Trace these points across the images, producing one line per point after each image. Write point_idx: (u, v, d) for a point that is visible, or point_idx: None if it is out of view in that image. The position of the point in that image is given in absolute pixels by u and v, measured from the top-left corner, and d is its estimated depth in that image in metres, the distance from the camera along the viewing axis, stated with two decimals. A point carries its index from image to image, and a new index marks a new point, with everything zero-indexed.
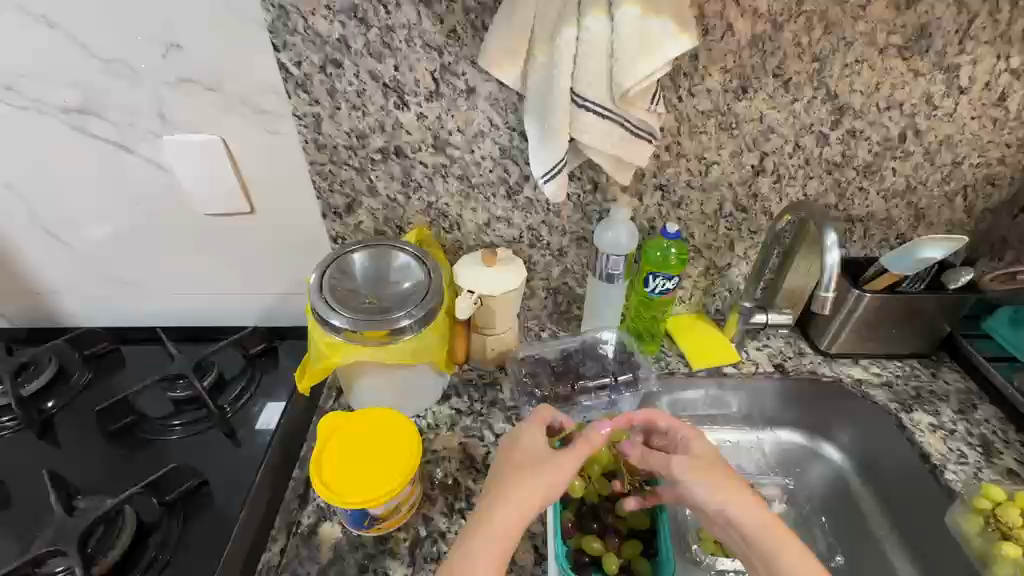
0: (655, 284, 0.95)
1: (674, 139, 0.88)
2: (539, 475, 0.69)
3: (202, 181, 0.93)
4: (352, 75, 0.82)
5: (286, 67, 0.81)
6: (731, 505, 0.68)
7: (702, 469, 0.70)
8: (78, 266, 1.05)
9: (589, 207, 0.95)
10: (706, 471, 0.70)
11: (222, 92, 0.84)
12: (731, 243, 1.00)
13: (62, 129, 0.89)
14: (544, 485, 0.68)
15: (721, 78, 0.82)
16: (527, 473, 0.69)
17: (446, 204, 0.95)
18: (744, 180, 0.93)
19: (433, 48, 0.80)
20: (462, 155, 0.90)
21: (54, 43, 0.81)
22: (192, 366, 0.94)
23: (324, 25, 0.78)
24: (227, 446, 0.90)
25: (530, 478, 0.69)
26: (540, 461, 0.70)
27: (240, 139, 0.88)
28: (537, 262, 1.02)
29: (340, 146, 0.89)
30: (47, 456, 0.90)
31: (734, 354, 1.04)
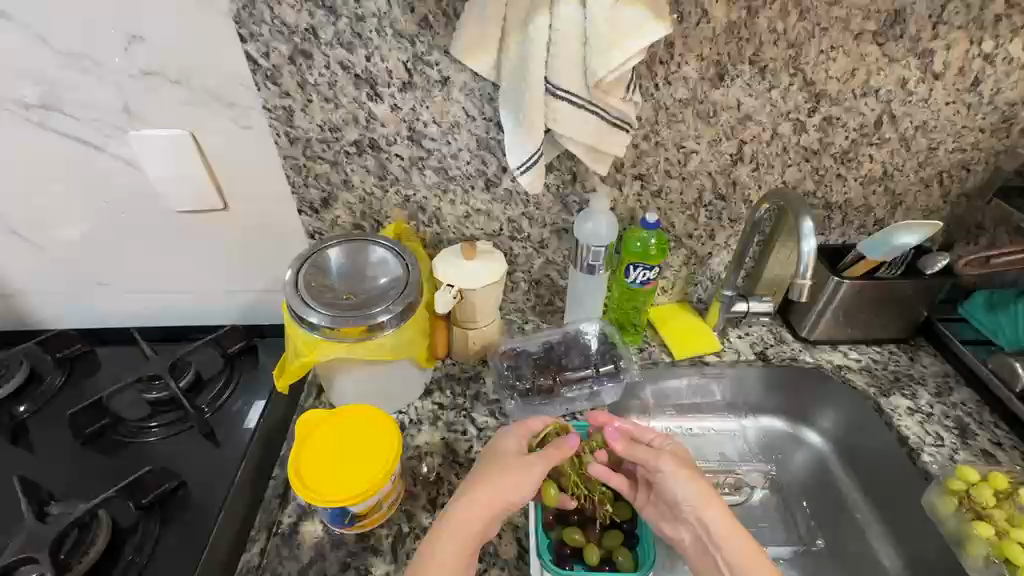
0: (635, 275, 0.95)
1: (652, 128, 0.87)
2: (511, 475, 0.69)
3: (174, 179, 0.91)
4: (322, 66, 0.80)
5: (254, 58, 0.79)
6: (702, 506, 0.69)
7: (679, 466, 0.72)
8: (51, 267, 1.02)
9: (569, 198, 0.94)
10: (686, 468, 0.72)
11: (189, 85, 0.81)
12: (712, 232, 1.00)
13: (24, 125, 0.86)
14: (515, 485, 0.69)
15: (698, 66, 0.82)
16: (500, 472, 0.69)
17: (424, 197, 0.93)
18: (722, 169, 0.92)
19: (404, 37, 0.78)
20: (439, 148, 0.88)
21: (9, 35, 0.78)
22: (169, 367, 0.93)
23: (292, 14, 0.76)
24: (206, 446, 0.89)
25: (505, 478, 0.69)
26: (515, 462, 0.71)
27: (209, 133, 0.86)
28: (518, 254, 1.01)
29: (313, 139, 0.87)
30: (20, 462, 0.88)
31: (715, 343, 1.04)
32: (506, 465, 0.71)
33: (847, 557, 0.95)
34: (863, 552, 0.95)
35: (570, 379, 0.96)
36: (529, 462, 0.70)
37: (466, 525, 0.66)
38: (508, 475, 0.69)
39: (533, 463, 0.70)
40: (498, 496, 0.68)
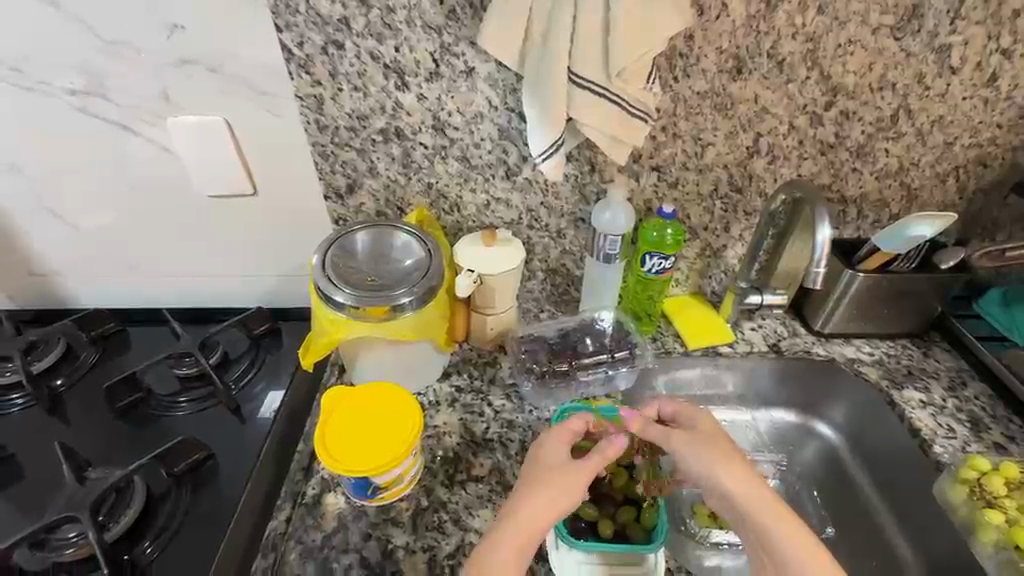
0: (651, 264, 0.97)
1: (670, 120, 0.89)
2: (570, 482, 0.70)
3: (206, 164, 0.94)
4: (354, 56, 0.84)
5: (289, 48, 0.83)
6: (734, 485, 0.71)
7: (700, 445, 0.75)
8: (85, 249, 1.06)
9: (587, 188, 0.97)
10: (706, 447, 0.75)
11: (224, 73, 0.85)
12: (727, 224, 1.02)
13: (68, 110, 0.90)
14: (581, 489, 0.71)
15: (716, 59, 0.84)
16: (538, 487, 0.70)
17: (447, 185, 0.96)
18: (738, 161, 0.94)
19: (433, 28, 0.81)
20: (462, 137, 0.91)
21: (57, 24, 0.82)
22: (198, 345, 0.97)
23: (327, 6, 0.79)
24: (234, 422, 0.92)
25: (544, 493, 0.69)
26: (565, 469, 0.72)
27: (243, 121, 0.90)
28: (536, 243, 1.04)
29: (342, 127, 0.90)
30: (57, 431, 0.92)
31: (728, 334, 1.06)
32: (557, 470, 0.72)
33: (858, 546, 0.96)
34: (873, 542, 0.96)
35: (585, 364, 0.98)
36: (569, 477, 0.71)
37: (519, 537, 0.66)
38: (555, 490, 0.69)
39: (568, 480, 0.70)
40: (538, 516, 0.68)
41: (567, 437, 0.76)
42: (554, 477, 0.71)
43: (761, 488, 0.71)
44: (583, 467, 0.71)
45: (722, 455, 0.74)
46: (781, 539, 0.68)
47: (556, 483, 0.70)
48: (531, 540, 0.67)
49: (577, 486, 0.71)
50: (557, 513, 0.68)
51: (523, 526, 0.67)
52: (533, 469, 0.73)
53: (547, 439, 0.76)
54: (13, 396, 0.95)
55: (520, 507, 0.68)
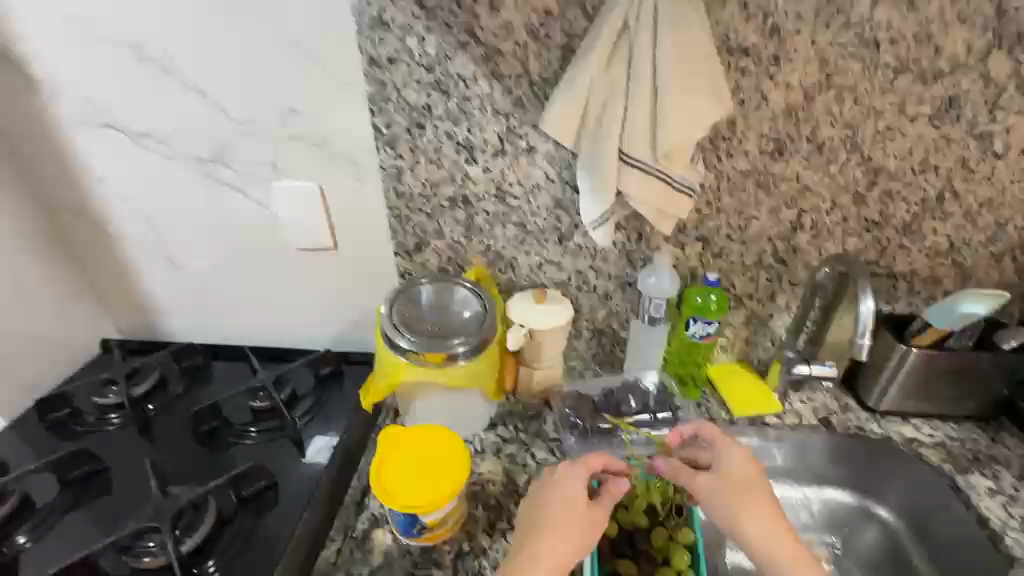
0: (695, 328, 1.01)
1: (714, 196, 0.96)
2: (584, 526, 0.74)
3: (297, 221, 1.09)
4: (432, 135, 0.96)
5: (379, 128, 0.96)
6: (756, 534, 0.72)
7: (727, 492, 0.75)
8: (188, 289, 1.22)
9: (633, 254, 1.04)
10: (734, 494, 0.75)
11: (324, 147, 1.00)
12: (772, 294, 1.06)
13: (195, 174, 1.07)
14: (594, 532, 0.74)
15: (758, 142, 0.90)
16: (552, 528, 0.73)
17: (504, 247, 1.06)
18: (782, 235, 0.99)
19: (501, 113, 0.92)
20: (521, 205, 1.01)
21: (199, 107, 1.00)
22: (273, 380, 1.08)
23: (413, 95, 0.92)
24: (294, 453, 1.00)
25: (555, 535, 0.72)
26: (581, 511, 0.75)
27: (334, 188, 1.05)
28: (584, 304, 1.10)
29: (416, 194, 1.02)
30: (144, 450, 1.03)
31: (778, 406, 1.06)
32: (575, 511, 0.75)
33: None
34: None
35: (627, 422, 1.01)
36: (585, 521, 0.74)
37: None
38: (569, 531, 0.73)
39: (582, 523, 0.74)
40: (552, 559, 0.70)
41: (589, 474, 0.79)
42: (569, 518, 0.74)
43: (791, 544, 0.72)
44: (598, 510, 0.76)
45: (748, 503, 0.74)
46: None
47: (572, 524, 0.73)
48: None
49: (591, 527, 0.74)
50: (569, 557, 0.71)
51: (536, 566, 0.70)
52: (552, 507, 0.75)
53: (569, 473, 0.79)
54: (112, 416, 1.08)
55: (534, 545, 0.71)
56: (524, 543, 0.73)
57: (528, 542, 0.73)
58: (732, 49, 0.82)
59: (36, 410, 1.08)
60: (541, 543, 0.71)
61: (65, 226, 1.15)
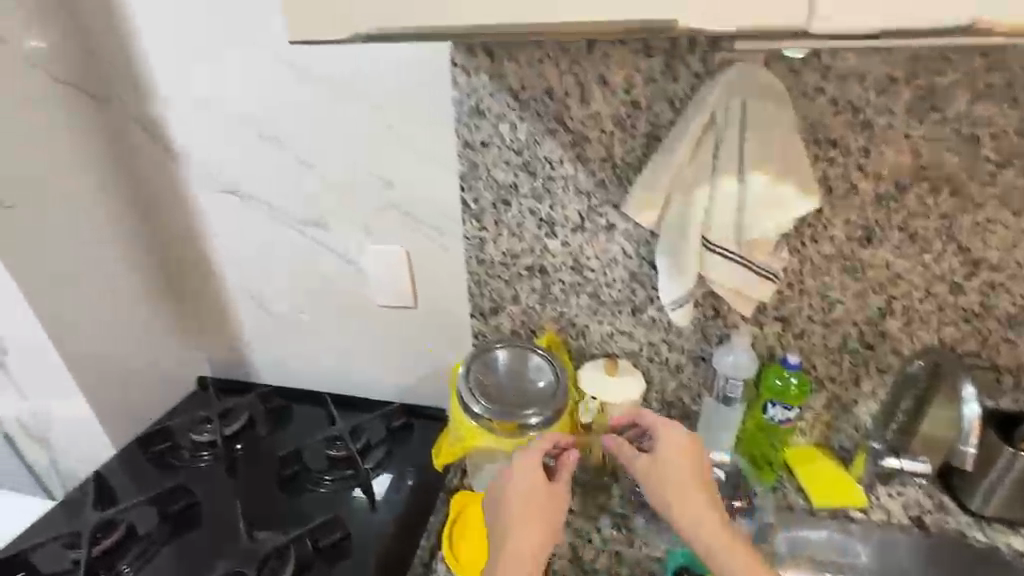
0: (773, 412, 0.99)
1: (797, 278, 0.94)
2: (545, 508, 0.81)
3: (384, 281, 1.17)
4: (516, 210, 1.01)
5: (467, 203, 1.03)
6: (691, 519, 0.80)
7: (662, 475, 0.84)
8: (278, 337, 1.30)
9: (708, 330, 1.03)
10: (668, 477, 0.83)
11: (415, 216, 1.08)
12: (858, 378, 1.01)
13: (296, 235, 1.17)
14: (557, 512, 0.82)
15: (845, 228, 0.89)
16: (520, 513, 0.80)
17: (577, 316, 1.09)
18: (870, 320, 0.96)
19: (584, 193, 0.97)
20: (596, 277, 1.04)
21: (308, 178, 1.10)
22: (348, 431, 1.14)
23: (502, 174, 0.99)
24: (367, 507, 1.05)
25: (525, 524, 0.80)
26: (541, 494, 0.82)
27: (421, 253, 1.12)
28: (654, 375, 1.10)
29: (496, 262, 1.08)
30: (232, 489, 1.11)
31: (861, 499, 0.99)
32: (535, 496, 0.82)
33: None
34: None
35: None
36: (546, 503, 0.82)
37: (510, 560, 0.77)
38: (540, 519, 0.80)
39: (545, 506, 0.82)
40: (524, 542, 0.79)
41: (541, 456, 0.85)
42: (532, 504, 0.81)
43: (724, 531, 0.79)
44: (555, 490, 0.83)
45: (681, 488, 0.82)
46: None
47: (538, 512, 0.81)
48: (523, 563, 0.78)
49: (554, 508, 0.82)
50: (538, 542, 0.79)
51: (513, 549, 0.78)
52: (514, 493, 0.82)
53: (525, 457, 0.85)
54: (206, 453, 1.17)
55: (507, 534, 0.79)
56: (499, 532, 0.81)
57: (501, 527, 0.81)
58: (820, 140, 0.83)
59: (140, 444, 1.18)
60: (515, 531, 0.79)
61: (179, 275, 1.27)
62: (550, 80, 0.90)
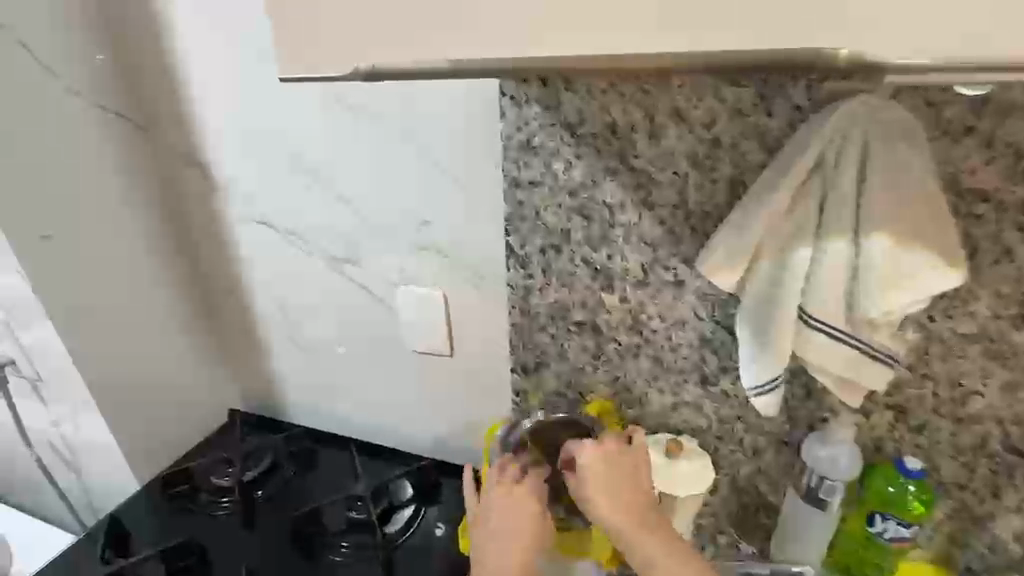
0: (881, 527, 0.80)
1: (921, 360, 0.74)
2: (517, 533, 0.78)
3: (418, 325, 1.06)
4: (567, 258, 0.88)
5: (512, 247, 0.90)
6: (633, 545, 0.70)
7: (589, 493, 0.74)
8: (308, 376, 1.22)
9: (796, 411, 0.84)
10: (596, 494, 0.74)
11: (455, 258, 0.98)
12: (997, 489, 0.79)
13: (330, 272, 1.09)
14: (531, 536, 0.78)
15: (992, 303, 0.69)
16: (489, 540, 0.78)
17: (634, 380, 0.92)
18: (1019, 418, 0.74)
19: (648, 243, 0.82)
20: (658, 338, 0.88)
21: (343, 212, 1.02)
22: (371, 492, 1.05)
23: (553, 217, 0.85)
24: None
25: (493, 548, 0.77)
26: (504, 517, 0.78)
27: (460, 298, 1.01)
28: (724, 457, 0.91)
29: (541, 314, 0.93)
30: (247, 545, 1.04)
31: None
32: (501, 519, 0.78)
33: None
34: None
35: None
36: (511, 527, 0.78)
37: None
38: (504, 547, 0.77)
39: (511, 532, 0.78)
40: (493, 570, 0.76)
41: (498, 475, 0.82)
42: (498, 528, 0.78)
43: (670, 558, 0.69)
44: (518, 514, 0.78)
45: (615, 509, 0.72)
46: None
47: (505, 537, 0.77)
48: None
49: (523, 535, 0.78)
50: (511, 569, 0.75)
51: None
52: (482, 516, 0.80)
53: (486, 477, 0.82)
54: (224, 500, 1.10)
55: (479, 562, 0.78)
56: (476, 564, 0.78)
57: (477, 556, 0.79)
58: (964, 192, 0.65)
59: (161, 483, 1.13)
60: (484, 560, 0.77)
61: (214, 304, 1.22)
62: (615, 113, 0.76)
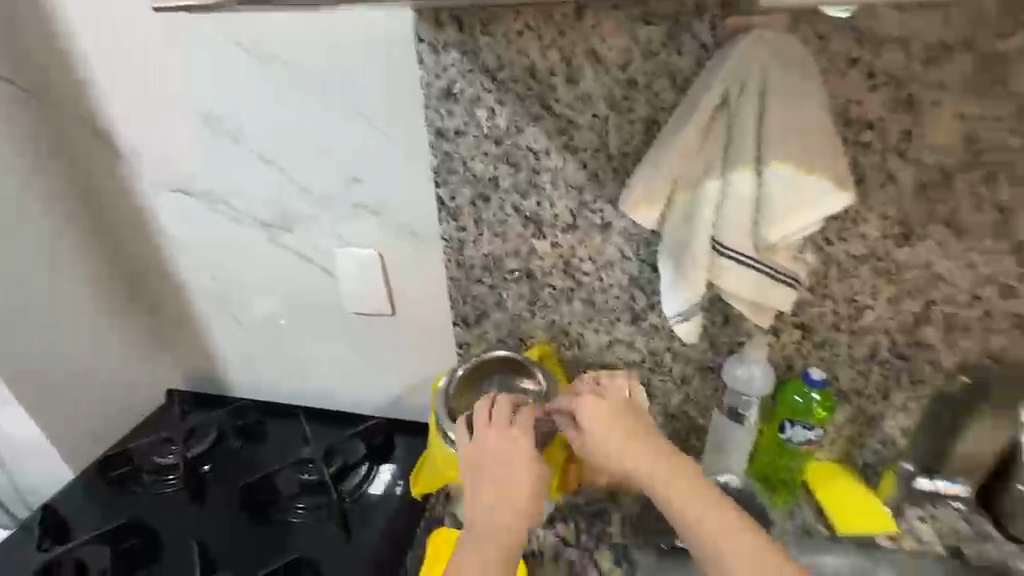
0: (791, 433, 0.88)
1: (820, 281, 0.82)
2: (519, 474, 0.69)
3: (356, 287, 1.05)
4: (497, 207, 0.89)
5: (442, 200, 0.90)
6: (651, 480, 0.69)
7: (602, 423, 0.72)
8: (248, 349, 1.19)
9: (717, 338, 0.91)
10: (605, 424, 0.72)
11: (388, 214, 0.96)
12: (887, 391, 0.89)
13: (260, 239, 1.05)
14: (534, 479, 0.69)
15: (879, 224, 0.76)
16: (495, 491, 0.69)
17: (571, 322, 0.97)
18: (904, 328, 0.84)
19: (574, 187, 0.84)
20: (590, 281, 0.92)
21: (266, 174, 0.97)
22: (322, 454, 1.08)
23: (480, 166, 0.86)
24: (341, 538, 0.98)
25: (494, 502, 0.68)
26: (501, 460, 0.70)
27: (397, 256, 1.00)
28: (657, 387, 0.98)
29: (477, 266, 0.95)
30: (196, 518, 1.03)
31: (888, 524, 0.89)
32: (500, 463, 0.70)
33: None
34: None
35: None
36: (518, 473, 0.69)
37: (491, 543, 0.67)
38: (506, 496, 0.68)
39: (517, 478, 0.69)
40: (497, 523, 0.68)
41: (490, 417, 0.74)
42: (500, 473, 0.69)
43: (688, 485, 0.68)
44: (519, 458, 0.70)
45: (632, 442, 0.71)
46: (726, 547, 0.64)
47: (502, 480, 0.69)
48: (506, 545, 0.67)
49: (530, 479, 0.69)
50: (515, 518, 0.68)
51: (489, 527, 0.68)
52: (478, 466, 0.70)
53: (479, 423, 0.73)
54: (168, 478, 1.08)
55: (478, 517, 0.68)
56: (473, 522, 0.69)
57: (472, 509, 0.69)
58: (852, 121, 0.70)
59: (99, 468, 1.10)
60: (480, 516, 0.68)
61: (137, 280, 1.16)
62: (532, 56, 0.76)
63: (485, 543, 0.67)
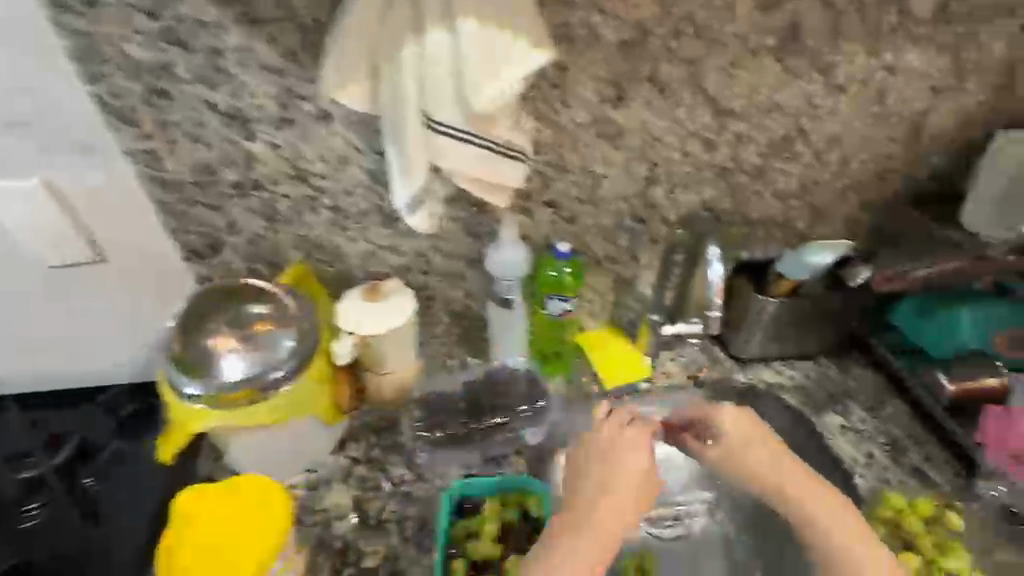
0: (553, 308, 0.90)
1: (556, 153, 0.83)
2: (608, 493, 0.63)
3: (32, 231, 0.81)
4: (182, 105, 0.73)
5: (101, 99, 0.71)
6: (775, 487, 0.69)
7: (752, 443, 0.71)
8: None
9: (478, 228, 0.89)
10: (755, 441, 0.71)
11: (32, 127, 0.72)
12: (634, 253, 0.96)
13: None
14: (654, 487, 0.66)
15: (596, 88, 0.78)
16: (607, 507, 0.62)
17: (322, 235, 0.87)
18: (636, 191, 0.89)
19: (271, 71, 0.71)
20: (331, 186, 0.82)
21: None
22: (43, 445, 0.92)
23: (142, 51, 0.69)
24: (88, 524, 0.84)
25: (600, 503, 0.62)
26: (635, 465, 0.65)
27: (73, 186, 0.77)
28: (433, 289, 0.96)
29: (187, 183, 0.80)
30: None
31: (644, 370, 0.99)
32: (636, 465, 0.65)
33: None
34: None
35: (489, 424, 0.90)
36: (636, 462, 0.66)
37: (595, 545, 0.60)
38: (622, 500, 0.63)
39: (629, 481, 0.64)
40: (591, 546, 0.60)
41: (639, 435, 0.68)
42: (612, 474, 0.64)
43: (818, 488, 0.69)
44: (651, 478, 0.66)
45: (775, 450, 0.71)
46: (837, 535, 0.66)
47: (614, 505, 0.63)
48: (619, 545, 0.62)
49: (652, 489, 0.66)
50: (613, 531, 0.61)
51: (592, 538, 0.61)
52: (597, 478, 0.64)
53: (626, 434, 0.68)
54: None
55: (581, 517, 0.62)
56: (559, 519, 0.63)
57: (561, 519, 0.63)
58: None
59: None
60: (587, 533, 0.61)
61: None
62: None
63: (590, 537, 0.60)
